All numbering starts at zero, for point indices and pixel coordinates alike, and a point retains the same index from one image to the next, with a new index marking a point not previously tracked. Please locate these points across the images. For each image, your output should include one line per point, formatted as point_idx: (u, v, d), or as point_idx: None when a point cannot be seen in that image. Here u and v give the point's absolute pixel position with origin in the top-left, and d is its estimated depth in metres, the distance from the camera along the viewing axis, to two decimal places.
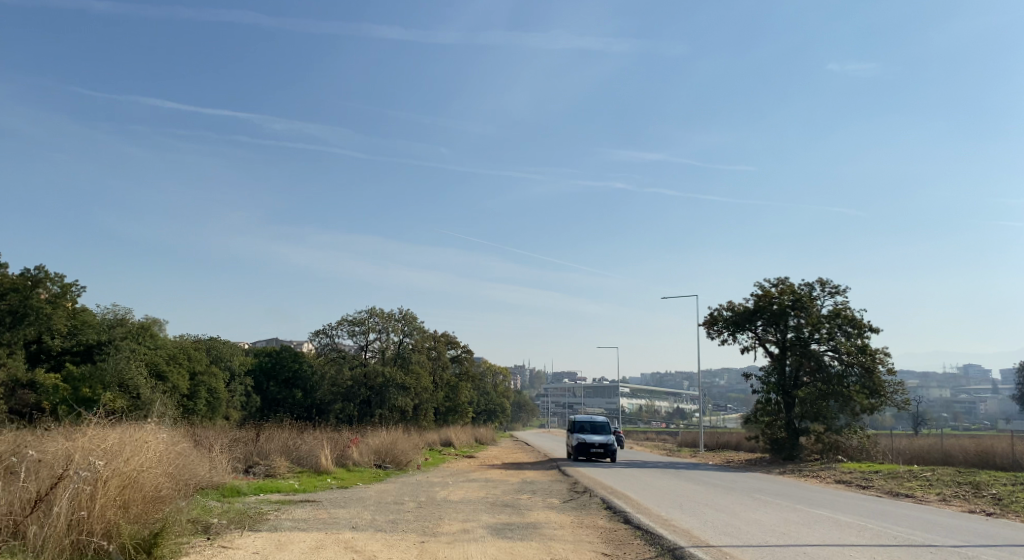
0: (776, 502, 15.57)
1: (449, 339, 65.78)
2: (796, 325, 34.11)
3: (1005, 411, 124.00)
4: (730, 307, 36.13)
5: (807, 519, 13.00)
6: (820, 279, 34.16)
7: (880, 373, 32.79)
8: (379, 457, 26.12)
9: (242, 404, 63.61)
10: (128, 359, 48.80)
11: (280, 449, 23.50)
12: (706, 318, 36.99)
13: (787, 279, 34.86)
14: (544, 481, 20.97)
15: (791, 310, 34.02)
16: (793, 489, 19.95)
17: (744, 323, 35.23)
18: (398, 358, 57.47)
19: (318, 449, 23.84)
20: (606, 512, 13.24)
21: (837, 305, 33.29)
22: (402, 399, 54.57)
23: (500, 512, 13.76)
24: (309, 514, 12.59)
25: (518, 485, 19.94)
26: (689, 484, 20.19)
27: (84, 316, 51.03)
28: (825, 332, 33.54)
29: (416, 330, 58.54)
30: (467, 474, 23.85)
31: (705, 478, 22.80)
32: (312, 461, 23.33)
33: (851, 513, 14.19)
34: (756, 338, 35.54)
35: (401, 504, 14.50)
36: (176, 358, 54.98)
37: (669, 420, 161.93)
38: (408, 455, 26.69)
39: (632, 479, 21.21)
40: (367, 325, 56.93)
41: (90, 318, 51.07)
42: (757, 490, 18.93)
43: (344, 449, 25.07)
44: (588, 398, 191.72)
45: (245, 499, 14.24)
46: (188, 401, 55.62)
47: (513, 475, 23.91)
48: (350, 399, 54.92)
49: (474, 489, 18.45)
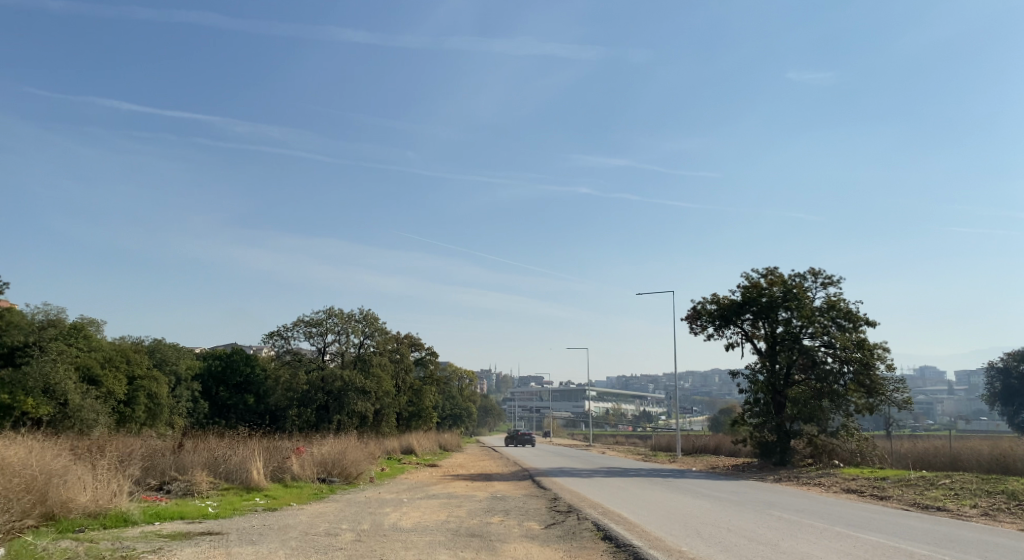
0: (809, 524, 12.42)
1: (413, 341, 62.20)
2: (786, 319, 31.23)
3: (968, 412, 124.26)
4: (716, 301, 33.38)
5: (872, 552, 9.80)
6: (813, 268, 31.35)
7: (879, 370, 29.79)
8: (324, 468, 22.61)
9: (188, 411, 59.39)
10: (55, 362, 44.52)
11: (203, 463, 20.10)
12: (689, 311, 34.17)
13: (776, 269, 32.06)
14: (517, 496, 17.65)
15: (782, 302, 31.17)
16: (810, 503, 16.87)
17: (732, 317, 32.42)
18: (359, 362, 53.59)
19: (250, 460, 20.39)
20: (607, 547, 9.99)
21: (831, 296, 30.36)
22: (362, 404, 50.84)
23: (464, 547, 10.39)
24: (201, 557, 9.15)
25: (487, 502, 16.64)
26: (689, 498, 17.12)
27: (9, 315, 46.79)
28: (819, 326, 30.62)
29: (377, 332, 54.80)
30: (425, 488, 20.49)
31: (701, 490, 19.69)
32: (242, 476, 19.90)
33: (915, 539, 11.15)
34: (744, 334, 32.75)
35: (334, 536, 11.12)
36: (113, 361, 50.80)
37: (636, 422, 159.51)
38: (358, 466, 23.24)
39: (618, 493, 18.02)
40: (325, 326, 53.19)
41: (17, 318, 46.93)
42: (772, 506, 15.87)
43: (283, 461, 21.57)
44: (555, 402, 188.98)
45: (122, 533, 10.80)
46: (125, 407, 51.35)
47: (479, 488, 20.62)
48: (306, 404, 51.12)
49: (432, 511, 15.07)
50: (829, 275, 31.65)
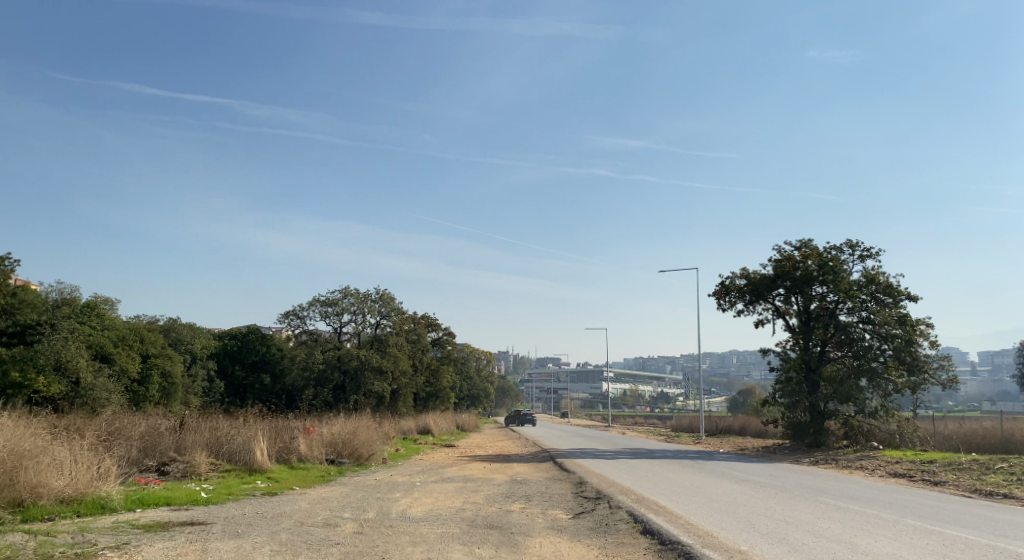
0: (875, 516, 10.86)
1: (430, 321, 61.06)
2: (822, 294, 29.49)
3: (995, 393, 121.72)
4: (745, 275, 31.68)
5: (966, 552, 8.24)
6: (850, 240, 29.53)
7: (922, 347, 27.96)
8: (335, 448, 21.35)
9: (204, 391, 58.64)
10: (66, 340, 43.70)
11: (203, 444, 18.94)
12: (717, 287, 32.50)
13: (811, 241, 30.29)
14: (540, 481, 16.26)
15: (818, 276, 29.38)
16: (861, 489, 15.32)
17: (763, 292, 30.75)
18: (375, 342, 52.51)
19: (254, 441, 19.19)
20: (650, 545, 8.50)
21: (871, 269, 28.52)
22: (379, 383, 49.68)
23: (482, 542, 8.95)
24: (171, 556, 7.76)
25: (506, 486, 15.24)
26: (728, 484, 15.65)
27: (22, 293, 45.97)
28: (857, 301, 28.80)
29: (394, 312, 53.61)
30: (440, 471, 19.17)
31: (737, 474, 18.19)
32: (244, 457, 18.72)
33: (1008, 534, 9.57)
34: (775, 310, 31.08)
35: (333, 528, 9.73)
36: (127, 340, 50.02)
37: (654, 403, 158.13)
38: (370, 447, 21.95)
39: (648, 477, 16.56)
40: (341, 306, 52.07)
41: (30, 297, 46.16)
42: (820, 492, 14.35)
43: (289, 442, 20.35)
44: (573, 383, 187.73)
45: (93, 524, 9.51)
46: (138, 386, 50.55)
47: (498, 470, 19.30)
48: (322, 384, 50.06)
49: (446, 497, 13.65)
50: (867, 247, 29.80)
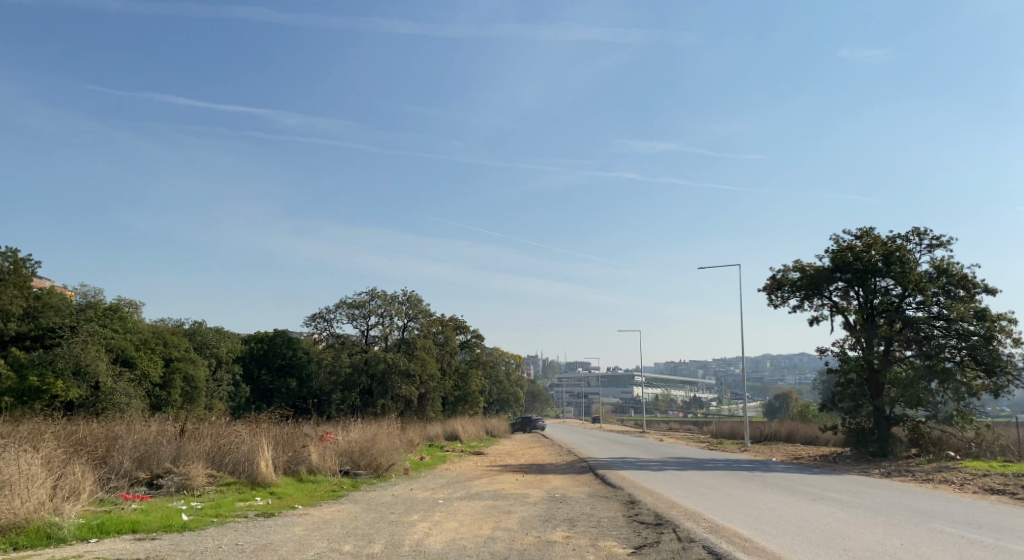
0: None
1: (458, 323, 59.12)
2: (886, 287, 26.79)
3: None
4: (799, 268, 29.15)
5: None
6: (917, 228, 26.84)
7: (1004, 346, 25.10)
8: (350, 458, 19.26)
9: (229, 396, 57.09)
10: (85, 343, 42.16)
11: (203, 454, 16.97)
12: (768, 281, 29.96)
13: (873, 229, 27.62)
14: (583, 499, 13.93)
15: (882, 268, 26.70)
16: (971, 511, 12.82)
17: (819, 286, 28.15)
18: (403, 345, 50.60)
19: (258, 450, 17.14)
20: None
21: (942, 259, 25.80)
22: (407, 387, 47.57)
23: None
24: None
25: (544, 506, 12.96)
26: (807, 504, 13.19)
27: (46, 297, 44.67)
28: (928, 294, 26.02)
29: (422, 314, 51.57)
30: (468, 485, 16.93)
31: (811, 491, 15.70)
32: (246, 470, 16.69)
33: None
34: (834, 305, 28.45)
35: None
36: (149, 343, 48.60)
37: (687, 408, 154.32)
38: (390, 457, 19.72)
39: (710, 495, 14.14)
40: (368, 309, 50.21)
41: (54, 300, 44.62)
42: (926, 516, 11.86)
43: (299, 452, 18.31)
44: (604, 388, 184.23)
45: None
46: (161, 391, 48.99)
47: (533, 485, 17.01)
48: (350, 388, 48.16)
49: (472, 521, 11.39)
50: (936, 236, 27.10)
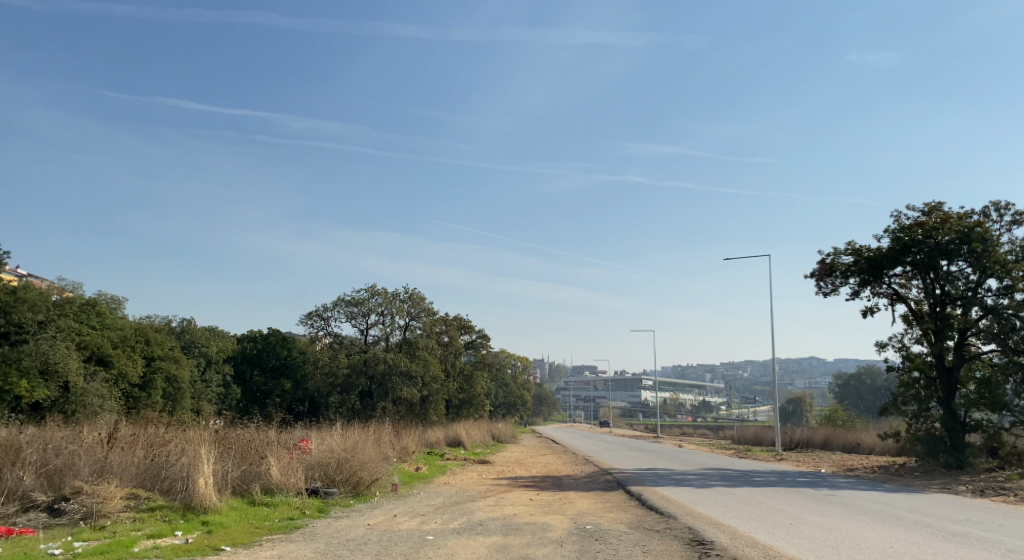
0: None
1: (463, 323, 55.42)
2: (961, 270, 22.89)
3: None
4: (854, 251, 25.30)
5: None
6: (996, 201, 23.00)
7: None
8: (324, 472, 15.47)
9: (218, 398, 53.36)
10: (55, 339, 38.32)
11: (130, 469, 13.24)
12: (817, 266, 26.09)
13: (943, 204, 23.77)
14: (629, 537, 9.96)
15: (958, 248, 22.77)
16: None
17: (879, 270, 24.30)
18: (405, 346, 46.81)
19: (199, 461, 13.33)
20: None
21: None
22: (408, 390, 43.72)
23: None
24: None
25: (576, 550, 9.03)
26: (948, 545, 9.33)
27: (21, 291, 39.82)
28: (1015, 278, 22.09)
29: (424, 313, 47.70)
30: (468, 509, 13.06)
31: (923, 520, 11.84)
32: (181, 490, 12.91)
33: None
34: (896, 293, 24.58)
35: None
36: (129, 341, 44.87)
37: (698, 412, 149.93)
38: (374, 471, 15.84)
39: (801, 530, 10.23)
40: (367, 306, 46.54)
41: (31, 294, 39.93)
42: None
43: (253, 467, 14.51)
44: (612, 392, 179.86)
45: None
46: (140, 392, 45.26)
47: (556, 509, 13.14)
48: (347, 391, 44.53)
49: None
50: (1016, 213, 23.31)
